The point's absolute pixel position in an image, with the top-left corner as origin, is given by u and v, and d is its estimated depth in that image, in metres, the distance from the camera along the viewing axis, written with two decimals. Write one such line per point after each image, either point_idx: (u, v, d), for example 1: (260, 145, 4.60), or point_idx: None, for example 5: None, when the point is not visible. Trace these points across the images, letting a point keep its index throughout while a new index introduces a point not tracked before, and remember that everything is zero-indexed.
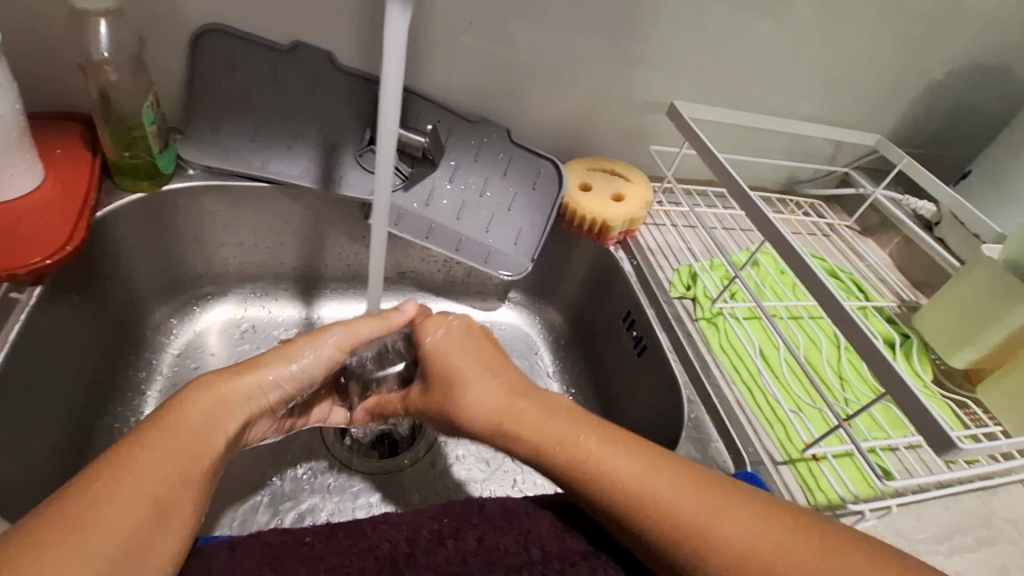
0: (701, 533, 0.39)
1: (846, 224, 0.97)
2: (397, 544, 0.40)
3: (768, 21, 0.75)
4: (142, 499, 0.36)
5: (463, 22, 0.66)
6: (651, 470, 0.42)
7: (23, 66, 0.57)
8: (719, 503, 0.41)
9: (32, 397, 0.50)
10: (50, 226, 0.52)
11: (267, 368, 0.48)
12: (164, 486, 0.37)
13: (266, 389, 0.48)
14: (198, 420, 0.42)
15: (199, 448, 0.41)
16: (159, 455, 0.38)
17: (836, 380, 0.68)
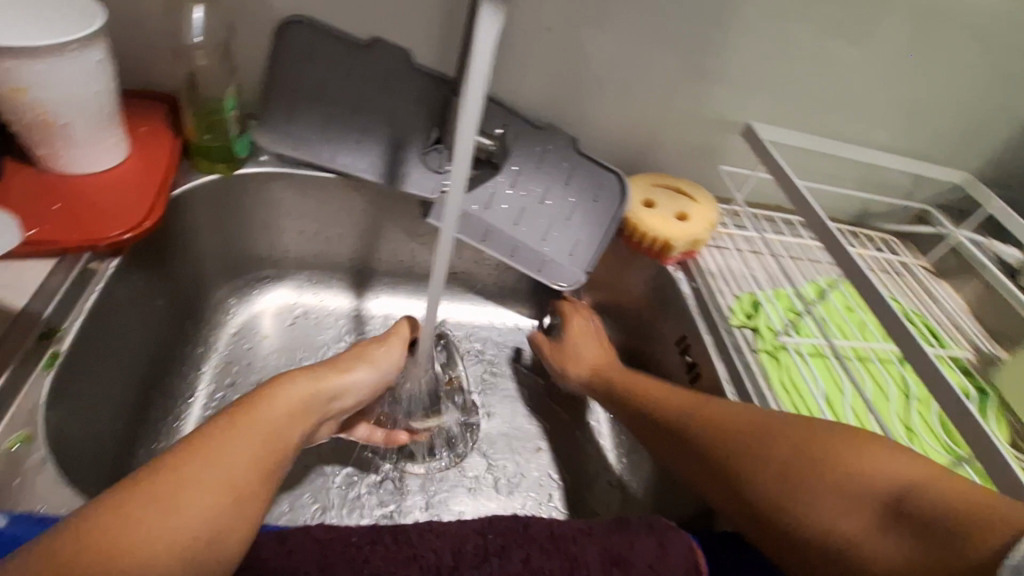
0: (750, 451, 0.49)
1: (920, 264, 0.91)
2: (441, 556, 0.42)
3: (857, 43, 0.71)
4: (224, 482, 0.39)
5: (540, 27, 0.66)
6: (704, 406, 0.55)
7: (120, 45, 0.59)
8: (770, 424, 0.50)
9: (104, 364, 0.52)
10: (130, 200, 0.54)
11: (352, 371, 0.56)
12: (243, 474, 0.40)
13: (348, 388, 0.55)
14: (281, 411, 0.47)
15: (274, 440, 0.44)
16: (237, 445, 0.42)
17: (902, 431, 0.64)
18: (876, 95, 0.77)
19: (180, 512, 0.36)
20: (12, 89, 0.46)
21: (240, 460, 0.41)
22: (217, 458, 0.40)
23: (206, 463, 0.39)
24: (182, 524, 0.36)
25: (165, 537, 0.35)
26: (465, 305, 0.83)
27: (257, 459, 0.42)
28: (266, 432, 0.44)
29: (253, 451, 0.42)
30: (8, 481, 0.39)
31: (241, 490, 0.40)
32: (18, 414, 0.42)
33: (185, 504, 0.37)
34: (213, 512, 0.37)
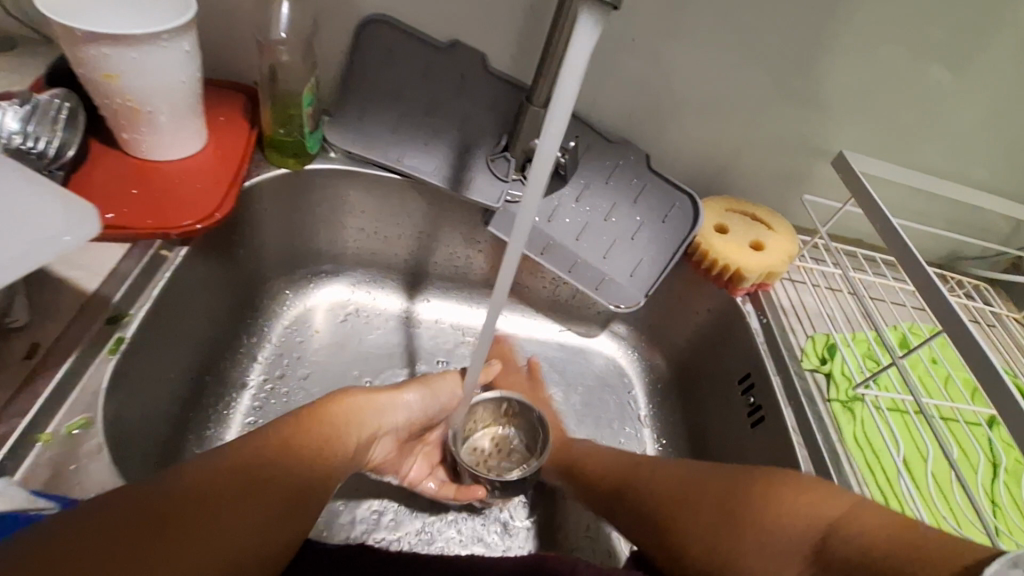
0: (687, 523, 0.48)
1: (1016, 318, 0.82)
2: None
3: (972, 73, 0.65)
4: (285, 487, 0.43)
5: (625, 38, 0.62)
6: (635, 475, 0.54)
7: (207, 34, 0.60)
8: (697, 489, 0.49)
9: (163, 350, 0.52)
10: (204, 190, 0.54)
11: (406, 391, 0.58)
12: (303, 478, 0.44)
13: (401, 407, 0.57)
14: (339, 419, 0.50)
15: (334, 447, 0.48)
16: (299, 447, 0.45)
17: (988, 505, 0.58)
18: (987, 130, 0.70)
19: (242, 510, 0.40)
20: (104, 75, 0.47)
21: (298, 465, 0.44)
22: (281, 464, 0.43)
23: (270, 466, 0.43)
24: (245, 523, 0.40)
25: (231, 532, 0.39)
26: (516, 316, 0.81)
27: (313, 467, 0.45)
28: (323, 436, 0.48)
29: (312, 458, 0.46)
30: (63, 467, 0.39)
31: (300, 495, 0.44)
32: (80, 399, 0.42)
33: (250, 503, 0.40)
34: (274, 512, 0.41)
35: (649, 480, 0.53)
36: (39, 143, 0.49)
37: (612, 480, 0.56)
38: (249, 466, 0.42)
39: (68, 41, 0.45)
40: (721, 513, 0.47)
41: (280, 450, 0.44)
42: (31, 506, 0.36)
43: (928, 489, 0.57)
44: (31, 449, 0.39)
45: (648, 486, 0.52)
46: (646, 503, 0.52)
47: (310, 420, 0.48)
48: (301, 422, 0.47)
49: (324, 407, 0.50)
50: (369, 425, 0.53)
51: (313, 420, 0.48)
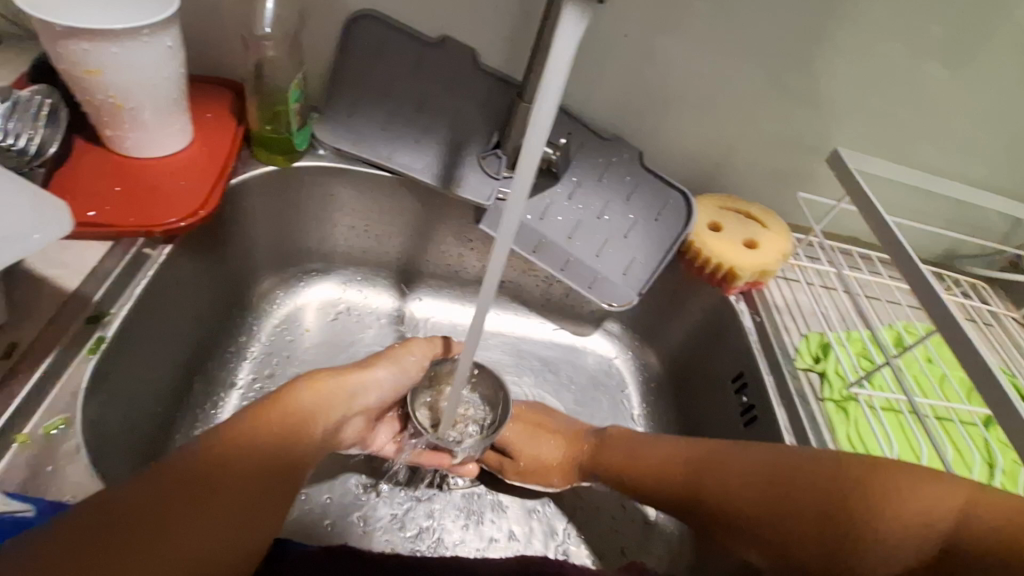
0: (788, 526, 0.48)
1: (1014, 316, 0.81)
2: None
3: (967, 71, 0.64)
4: (242, 491, 0.41)
5: (617, 34, 0.62)
6: (705, 476, 0.52)
7: (192, 30, 0.59)
8: (786, 492, 0.49)
9: (143, 352, 0.51)
10: (188, 187, 0.53)
11: (375, 368, 0.53)
12: (262, 478, 0.42)
13: (371, 386, 0.52)
14: (300, 411, 0.46)
15: (296, 442, 0.45)
16: (256, 447, 0.42)
17: None
18: (984, 126, 0.69)
19: (196, 524, 0.38)
20: (85, 71, 0.46)
21: (255, 467, 0.42)
22: (234, 468, 0.40)
23: (222, 473, 0.40)
24: (201, 537, 0.38)
25: (186, 548, 0.37)
26: (509, 314, 0.80)
27: (272, 462, 0.43)
28: (283, 430, 0.44)
29: (272, 455, 0.43)
30: (40, 468, 0.39)
31: (260, 498, 0.42)
32: (58, 399, 0.42)
33: (203, 516, 0.38)
34: (233, 520, 0.39)
35: (725, 485, 0.51)
36: (20, 141, 0.49)
37: (678, 485, 0.53)
38: (198, 477, 0.39)
39: (48, 37, 0.44)
40: (821, 517, 0.47)
41: (232, 453, 0.41)
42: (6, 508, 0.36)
43: None
44: (7, 451, 0.39)
45: (725, 490, 0.51)
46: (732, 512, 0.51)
47: (266, 416, 0.44)
48: (258, 416, 0.43)
49: (286, 396, 0.46)
50: (336, 411, 0.49)
51: (273, 412, 0.44)
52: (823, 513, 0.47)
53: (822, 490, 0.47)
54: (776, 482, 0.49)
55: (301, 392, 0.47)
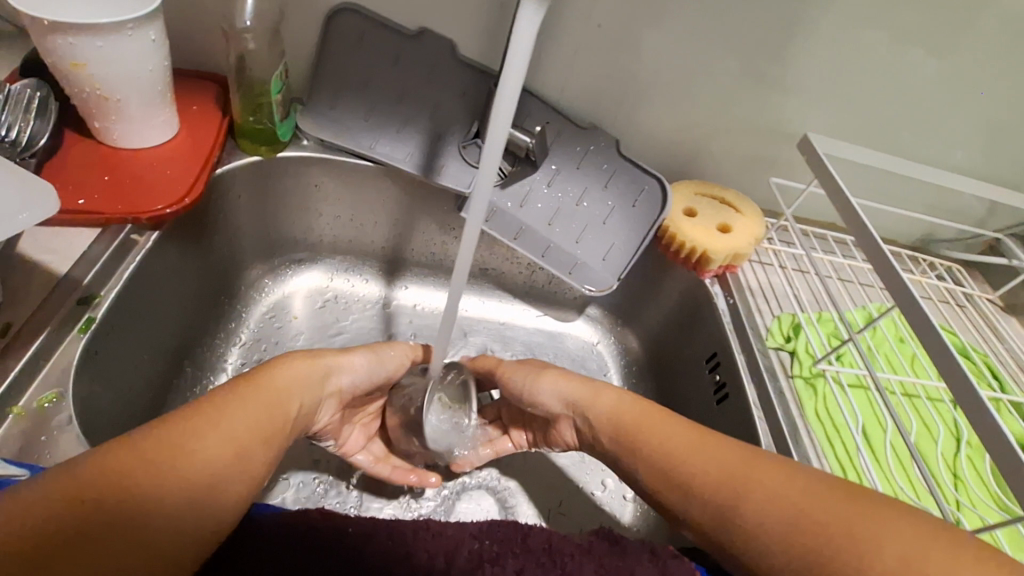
0: (857, 560, 0.38)
1: (988, 298, 0.83)
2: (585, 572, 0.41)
3: (936, 57, 0.65)
4: (218, 457, 0.40)
5: (591, 24, 0.63)
6: (750, 484, 0.43)
7: (178, 24, 0.61)
8: (854, 511, 0.40)
9: (122, 326, 0.52)
10: (173, 176, 0.56)
11: (352, 354, 0.56)
12: (240, 446, 0.42)
13: (345, 370, 0.55)
14: (278, 387, 0.47)
15: (274, 414, 0.46)
16: (236, 415, 0.43)
17: (950, 479, 0.58)
18: (954, 112, 0.71)
19: (168, 485, 0.37)
20: (71, 64, 0.48)
21: (233, 435, 0.41)
22: (213, 429, 0.41)
23: (200, 436, 0.40)
24: (171, 498, 0.37)
25: (153, 508, 0.36)
26: (493, 300, 0.82)
27: (254, 427, 0.43)
28: (261, 401, 0.45)
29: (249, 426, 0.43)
30: (34, 437, 0.41)
31: (234, 467, 0.41)
32: (50, 375, 0.44)
33: (178, 477, 0.37)
34: (205, 485, 0.38)
35: (774, 488, 0.42)
36: (11, 132, 0.51)
37: (719, 489, 0.44)
38: (174, 439, 0.39)
39: (36, 32, 0.46)
40: (903, 556, 0.37)
41: (211, 419, 0.41)
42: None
43: (887, 462, 0.58)
44: (4, 421, 0.41)
45: (768, 504, 0.42)
46: (766, 537, 0.41)
47: (248, 389, 0.45)
48: (240, 389, 0.45)
49: (266, 372, 0.48)
50: (309, 389, 0.50)
51: (253, 388, 0.46)
52: (910, 556, 0.37)
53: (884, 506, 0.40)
54: (833, 496, 0.41)
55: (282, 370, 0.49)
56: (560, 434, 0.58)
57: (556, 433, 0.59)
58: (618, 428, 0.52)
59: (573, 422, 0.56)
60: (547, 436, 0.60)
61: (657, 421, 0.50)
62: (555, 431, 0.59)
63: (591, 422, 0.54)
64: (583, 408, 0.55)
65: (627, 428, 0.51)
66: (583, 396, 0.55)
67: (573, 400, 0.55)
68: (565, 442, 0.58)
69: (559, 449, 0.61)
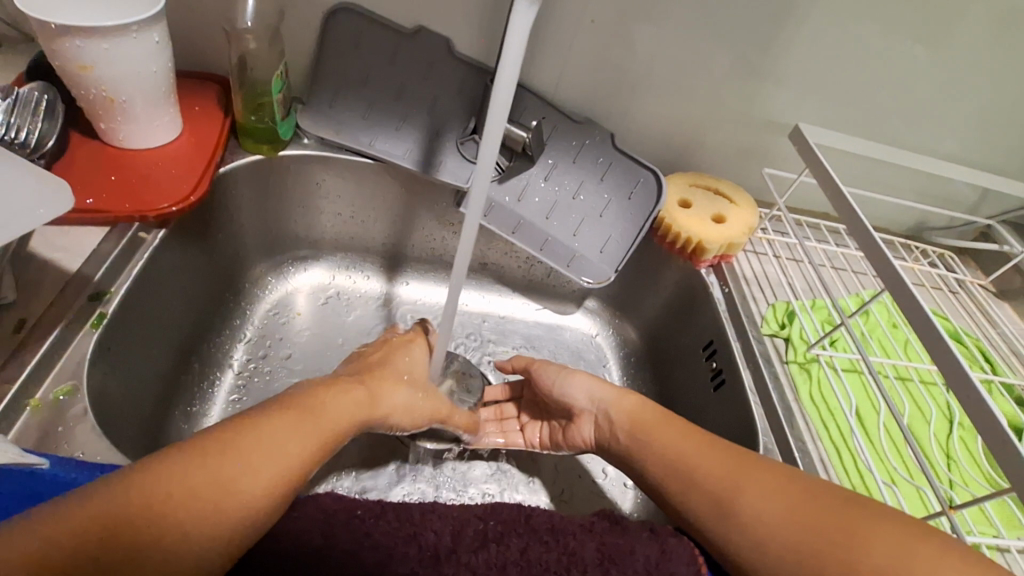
0: (852, 555, 0.39)
1: (980, 283, 0.85)
2: (588, 553, 0.43)
3: (923, 46, 0.66)
4: (256, 494, 0.39)
5: (584, 20, 0.64)
6: (747, 480, 0.44)
7: (179, 26, 0.62)
8: (854, 511, 0.41)
9: (131, 330, 0.53)
10: (179, 175, 0.57)
11: (395, 407, 0.53)
12: (280, 480, 0.40)
13: (389, 418, 0.53)
14: (329, 417, 0.45)
15: (321, 450, 0.44)
16: (283, 449, 0.41)
17: (942, 458, 0.60)
18: (943, 101, 0.72)
19: (202, 517, 0.36)
20: (79, 67, 0.49)
21: (274, 469, 0.40)
22: (252, 462, 0.39)
23: (242, 470, 0.38)
24: (203, 532, 0.36)
25: (185, 540, 0.35)
26: (493, 294, 0.83)
27: (296, 459, 0.41)
28: (310, 433, 0.43)
29: (294, 461, 0.41)
30: (51, 429, 0.43)
31: (270, 504, 0.39)
32: (65, 368, 0.46)
33: (214, 512, 0.36)
34: (238, 521, 0.37)
35: (767, 492, 0.43)
36: (20, 133, 0.52)
37: (716, 481, 0.45)
38: (217, 471, 0.38)
39: (43, 36, 0.47)
40: (893, 557, 0.38)
41: (257, 450, 0.40)
42: (23, 461, 0.38)
43: (880, 443, 0.59)
44: (21, 414, 0.43)
45: (774, 507, 0.42)
46: (767, 538, 0.42)
47: (299, 419, 0.43)
48: (292, 420, 0.43)
49: (316, 399, 0.46)
50: (358, 417, 0.48)
51: (305, 419, 0.44)
52: (899, 551, 0.38)
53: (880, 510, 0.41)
54: (830, 499, 0.42)
55: (334, 399, 0.47)
56: (583, 435, 0.59)
57: (575, 429, 0.59)
58: (635, 423, 0.53)
59: (596, 419, 0.57)
60: (566, 434, 0.60)
61: (673, 423, 0.51)
62: (574, 429, 0.59)
63: (614, 418, 0.55)
64: (607, 407, 0.56)
65: (646, 428, 0.52)
66: (609, 393, 0.57)
67: (600, 397, 0.57)
68: (583, 439, 0.59)
69: (575, 449, 0.61)
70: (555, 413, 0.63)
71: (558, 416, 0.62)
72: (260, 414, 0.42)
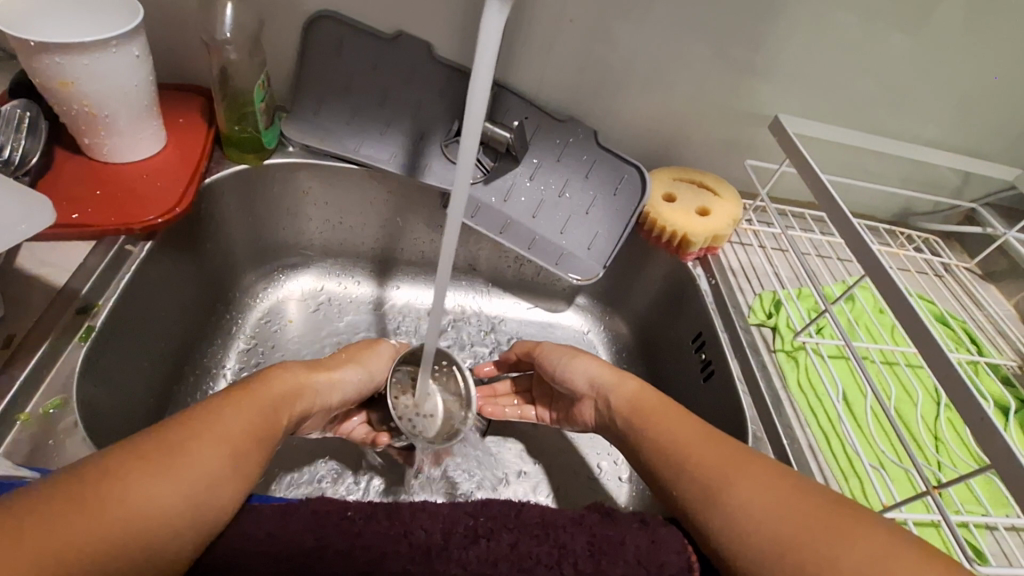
0: (830, 552, 0.39)
1: (965, 267, 0.86)
2: (576, 544, 0.43)
3: (899, 33, 0.67)
4: (210, 456, 0.39)
5: (563, 20, 0.65)
6: (731, 473, 0.45)
7: (160, 39, 0.62)
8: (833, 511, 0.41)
9: (120, 342, 0.53)
10: (164, 187, 0.57)
11: (341, 370, 0.57)
12: (234, 446, 0.41)
13: (337, 385, 0.55)
14: (277, 394, 0.48)
15: (268, 421, 0.45)
16: (229, 421, 0.42)
17: (930, 440, 0.60)
18: (921, 87, 0.73)
19: (163, 490, 0.36)
20: (60, 83, 0.49)
21: (227, 440, 0.41)
22: (206, 434, 0.40)
23: (193, 442, 0.39)
24: (165, 507, 0.36)
25: (150, 518, 0.35)
26: (481, 294, 0.84)
27: (249, 428, 0.43)
28: (254, 409, 0.45)
29: (244, 434, 0.42)
30: (42, 442, 0.43)
31: (230, 466, 0.40)
32: (54, 381, 0.46)
33: (171, 481, 0.37)
34: (203, 493, 0.38)
35: (751, 486, 0.43)
36: (4, 152, 0.53)
37: (706, 473, 0.45)
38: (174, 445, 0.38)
39: (23, 53, 0.48)
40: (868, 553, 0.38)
41: (211, 424, 0.41)
42: (14, 474, 0.39)
43: (869, 427, 0.60)
44: (12, 428, 0.43)
45: (760, 497, 0.43)
46: (755, 532, 0.41)
47: (242, 397, 0.45)
48: (233, 399, 0.44)
49: (259, 382, 0.48)
50: (304, 399, 0.51)
51: (248, 394, 0.46)
52: (879, 554, 0.38)
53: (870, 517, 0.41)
54: (812, 497, 0.42)
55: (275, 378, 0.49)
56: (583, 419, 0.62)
57: (577, 412, 0.62)
58: (633, 414, 0.54)
59: (596, 403, 0.59)
60: (571, 416, 0.63)
61: (669, 411, 0.52)
62: (577, 410, 0.61)
63: (612, 403, 0.56)
64: (606, 389, 0.57)
65: (639, 420, 0.53)
66: (611, 378, 0.58)
67: (600, 381, 0.58)
68: (584, 421, 0.61)
69: (576, 428, 0.64)
70: (561, 399, 0.66)
71: (564, 402, 0.65)
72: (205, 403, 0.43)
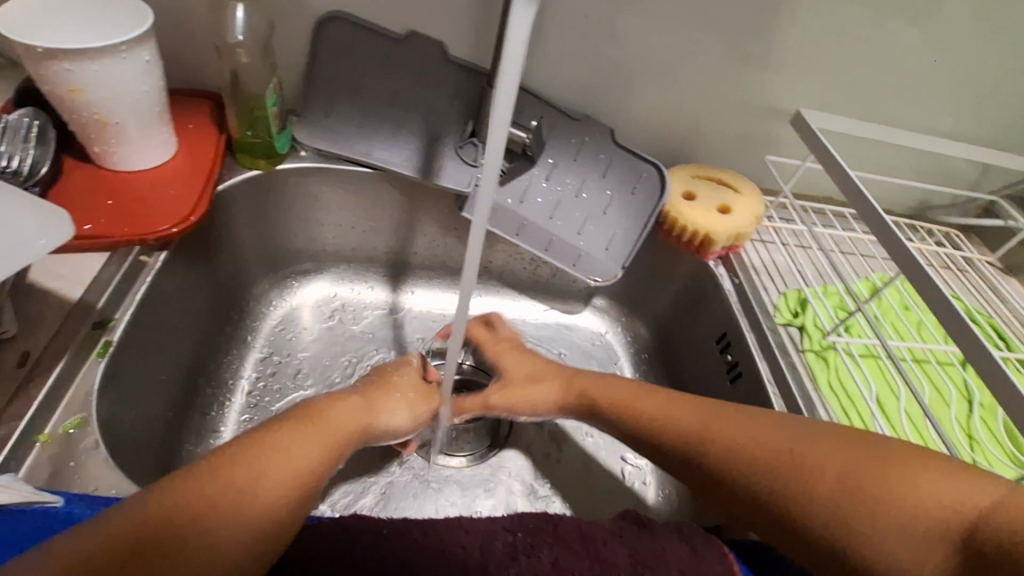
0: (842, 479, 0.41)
1: (987, 260, 0.84)
2: (616, 557, 0.42)
3: (921, 24, 0.66)
4: (275, 490, 0.39)
5: (579, 16, 0.63)
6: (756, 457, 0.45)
7: (169, 44, 0.61)
8: (840, 451, 0.43)
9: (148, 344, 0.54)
10: (179, 195, 0.56)
11: (386, 409, 0.53)
12: (298, 479, 0.41)
13: (382, 427, 0.52)
14: (337, 427, 0.47)
15: (330, 451, 0.45)
16: (293, 452, 0.42)
17: (964, 440, 0.59)
18: (943, 79, 0.72)
19: (228, 524, 0.36)
20: (69, 90, 0.48)
21: (293, 474, 0.41)
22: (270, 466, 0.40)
23: (260, 474, 0.39)
24: (229, 541, 0.36)
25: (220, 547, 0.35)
26: (497, 298, 0.83)
27: (312, 462, 0.43)
28: (316, 439, 0.44)
29: (307, 466, 0.42)
30: (63, 464, 0.42)
31: (294, 497, 0.40)
32: (73, 400, 0.45)
33: (239, 512, 0.37)
34: (270, 525, 0.38)
35: (787, 481, 0.43)
36: (14, 162, 0.51)
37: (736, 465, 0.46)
38: (232, 479, 0.38)
39: (32, 61, 0.46)
40: (845, 481, 0.41)
41: (268, 458, 0.40)
42: (35, 499, 0.37)
43: (903, 428, 0.59)
44: (32, 450, 0.42)
45: (805, 471, 0.43)
46: (793, 508, 0.42)
47: (305, 427, 0.45)
48: (295, 428, 0.44)
49: (322, 412, 0.47)
50: (360, 428, 0.49)
51: (308, 426, 0.45)
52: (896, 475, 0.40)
53: (885, 461, 0.41)
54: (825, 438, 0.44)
55: (337, 410, 0.48)
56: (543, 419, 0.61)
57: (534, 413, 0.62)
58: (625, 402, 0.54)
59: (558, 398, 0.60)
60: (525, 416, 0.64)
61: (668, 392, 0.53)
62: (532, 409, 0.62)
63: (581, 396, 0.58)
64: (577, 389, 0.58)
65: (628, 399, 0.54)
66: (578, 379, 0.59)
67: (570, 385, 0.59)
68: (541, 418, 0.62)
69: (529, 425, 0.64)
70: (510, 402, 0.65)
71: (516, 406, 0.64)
72: (269, 429, 0.43)
